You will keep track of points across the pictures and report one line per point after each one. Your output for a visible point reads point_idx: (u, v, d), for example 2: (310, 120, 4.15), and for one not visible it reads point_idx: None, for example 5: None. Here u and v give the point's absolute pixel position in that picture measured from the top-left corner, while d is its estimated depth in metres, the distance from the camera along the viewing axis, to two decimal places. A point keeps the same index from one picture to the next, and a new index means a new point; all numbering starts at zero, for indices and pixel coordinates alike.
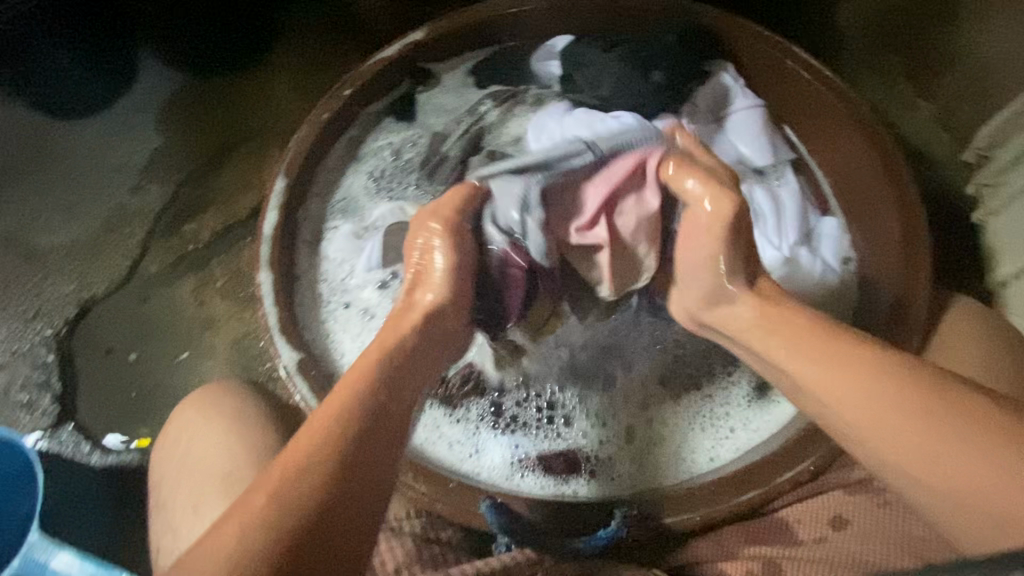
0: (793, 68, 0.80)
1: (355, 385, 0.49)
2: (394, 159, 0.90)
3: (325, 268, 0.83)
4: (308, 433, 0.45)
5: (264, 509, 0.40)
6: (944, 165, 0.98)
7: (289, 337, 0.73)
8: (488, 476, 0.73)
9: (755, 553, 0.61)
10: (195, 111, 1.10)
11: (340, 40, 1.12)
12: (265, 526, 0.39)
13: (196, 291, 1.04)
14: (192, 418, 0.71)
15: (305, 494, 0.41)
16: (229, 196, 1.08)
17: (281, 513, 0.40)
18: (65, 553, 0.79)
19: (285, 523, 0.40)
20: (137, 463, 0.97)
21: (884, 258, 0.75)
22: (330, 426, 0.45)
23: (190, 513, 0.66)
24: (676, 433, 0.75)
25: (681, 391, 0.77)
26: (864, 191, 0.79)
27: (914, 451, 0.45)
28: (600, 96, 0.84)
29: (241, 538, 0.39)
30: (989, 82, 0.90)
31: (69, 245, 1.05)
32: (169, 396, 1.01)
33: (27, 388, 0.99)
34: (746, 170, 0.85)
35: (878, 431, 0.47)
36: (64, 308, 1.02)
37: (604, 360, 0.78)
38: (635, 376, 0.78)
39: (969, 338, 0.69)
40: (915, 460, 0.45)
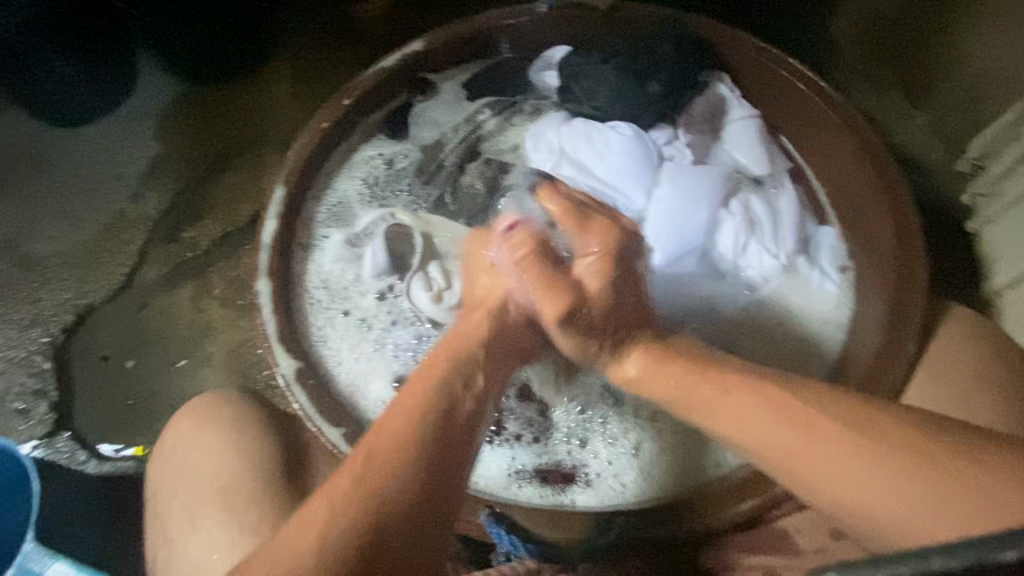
0: (788, 80, 0.82)
1: (411, 414, 0.51)
2: (386, 168, 0.88)
3: (320, 275, 0.82)
4: (391, 431, 0.50)
5: (344, 500, 0.45)
6: (937, 173, 0.99)
7: (287, 346, 0.72)
8: (487, 486, 0.72)
9: (755, 563, 0.61)
10: (192, 120, 1.11)
11: (339, 50, 1.13)
12: (346, 517, 0.44)
13: (194, 299, 1.04)
14: (189, 429, 0.71)
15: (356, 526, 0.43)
16: (227, 203, 1.08)
17: (361, 505, 0.44)
18: (59, 564, 0.78)
19: (364, 517, 0.44)
20: (134, 472, 0.96)
21: (879, 267, 0.76)
22: (409, 425, 0.50)
23: (188, 523, 0.66)
24: (679, 441, 0.74)
25: None
26: (859, 200, 0.79)
27: (845, 472, 0.46)
28: (597, 107, 0.85)
29: (325, 528, 0.43)
30: (981, 93, 0.91)
31: (66, 253, 1.05)
32: (166, 404, 1.00)
33: (23, 395, 0.99)
34: (744, 178, 0.85)
35: (826, 459, 0.47)
36: (61, 316, 1.02)
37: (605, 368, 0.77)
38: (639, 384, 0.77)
39: (965, 348, 0.69)
40: (841, 481, 0.46)
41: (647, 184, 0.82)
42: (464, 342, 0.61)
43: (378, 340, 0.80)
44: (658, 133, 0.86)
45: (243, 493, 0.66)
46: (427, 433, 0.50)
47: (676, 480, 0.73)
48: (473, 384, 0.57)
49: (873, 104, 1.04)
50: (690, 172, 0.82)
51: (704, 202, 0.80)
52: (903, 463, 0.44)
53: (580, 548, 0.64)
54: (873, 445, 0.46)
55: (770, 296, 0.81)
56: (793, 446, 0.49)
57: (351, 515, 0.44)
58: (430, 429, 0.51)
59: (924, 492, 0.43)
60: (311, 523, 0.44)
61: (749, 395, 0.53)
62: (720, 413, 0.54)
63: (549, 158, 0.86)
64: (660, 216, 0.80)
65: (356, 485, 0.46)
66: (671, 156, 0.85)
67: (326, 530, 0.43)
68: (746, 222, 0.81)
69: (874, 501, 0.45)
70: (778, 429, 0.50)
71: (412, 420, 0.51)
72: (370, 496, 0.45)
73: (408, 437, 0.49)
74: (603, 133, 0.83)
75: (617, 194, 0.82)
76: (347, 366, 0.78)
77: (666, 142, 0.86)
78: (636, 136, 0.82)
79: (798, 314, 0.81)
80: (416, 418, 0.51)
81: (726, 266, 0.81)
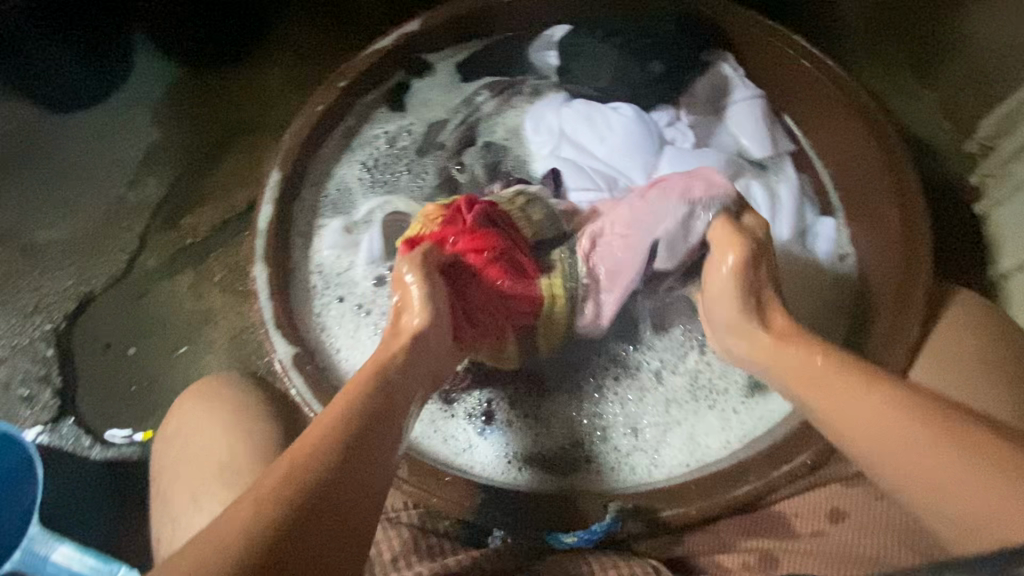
0: (794, 57, 0.79)
1: (357, 396, 0.49)
2: (388, 148, 0.87)
3: (317, 260, 0.82)
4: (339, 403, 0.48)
5: (265, 501, 0.39)
6: (945, 154, 0.97)
7: (284, 332, 0.72)
8: (477, 469, 0.72)
9: (751, 545, 0.61)
10: (189, 100, 1.10)
11: (336, 32, 1.11)
12: (262, 523, 0.37)
13: (194, 285, 1.04)
14: (191, 411, 0.72)
15: (277, 506, 0.38)
16: (225, 191, 1.07)
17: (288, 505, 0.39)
18: (65, 547, 0.79)
19: (280, 517, 0.38)
20: (137, 457, 0.97)
21: (884, 249, 0.74)
22: (366, 385, 0.50)
23: (188, 506, 0.66)
24: (690, 420, 0.74)
25: (695, 387, 0.76)
26: (863, 181, 0.78)
27: (895, 450, 0.45)
28: (598, 88, 0.83)
29: (245, 532, 0.37)
30: (990, 71, 0.89)
31: (67, 241, 1.05)
32: (168, 390, 1.01)
33: (27, 382, 0.99)
34: (744, 161, 0.83)
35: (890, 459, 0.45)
36: (63, 303, 1.02)
37: (627, 356, 0.78)
38: (659, 372, 0.77)
39: (968, 333, 0.68)
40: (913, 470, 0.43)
41: (647, 166, 0.81)
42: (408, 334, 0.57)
43: (375, 323, 0.79)
44: (658, 114, 0.84)
45: (242, 476, 0.66)
46: (347, 429, 0.45)
47: (687, 458, 0.72)
48: None
49: (879, 84, 1.02)
50: (688, 156, 0.80)
51: None
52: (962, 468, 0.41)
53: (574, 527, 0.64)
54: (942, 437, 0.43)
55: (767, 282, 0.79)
56: (859, 418, 0.48)
57: (259, 510, 0.38)
58: (349, 429, 0.45)
59: (980, 495, 0.40)
60: (249, 502, 0.39)
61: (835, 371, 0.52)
62: (803, 384, 0.53)
63: (548, 141, 0.85)
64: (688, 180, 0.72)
65: (311, 455, 0.42)
66: (673, 138, 0.84)
67: (281, 489, 0.39)
68: None
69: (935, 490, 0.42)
70: (852, 410, 0.48)
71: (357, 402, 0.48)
72: (294, 497, 0.39)
73: (329, 437, 0.44)
74: (603, 114, 0.82)
75: (614, 175, 0.81)
76: (345, 351, 0.78)
77: (668, 123, 0.84)
78: (637, 117, 0.81)
79: (795, 297, 0.79)
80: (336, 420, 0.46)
81: None
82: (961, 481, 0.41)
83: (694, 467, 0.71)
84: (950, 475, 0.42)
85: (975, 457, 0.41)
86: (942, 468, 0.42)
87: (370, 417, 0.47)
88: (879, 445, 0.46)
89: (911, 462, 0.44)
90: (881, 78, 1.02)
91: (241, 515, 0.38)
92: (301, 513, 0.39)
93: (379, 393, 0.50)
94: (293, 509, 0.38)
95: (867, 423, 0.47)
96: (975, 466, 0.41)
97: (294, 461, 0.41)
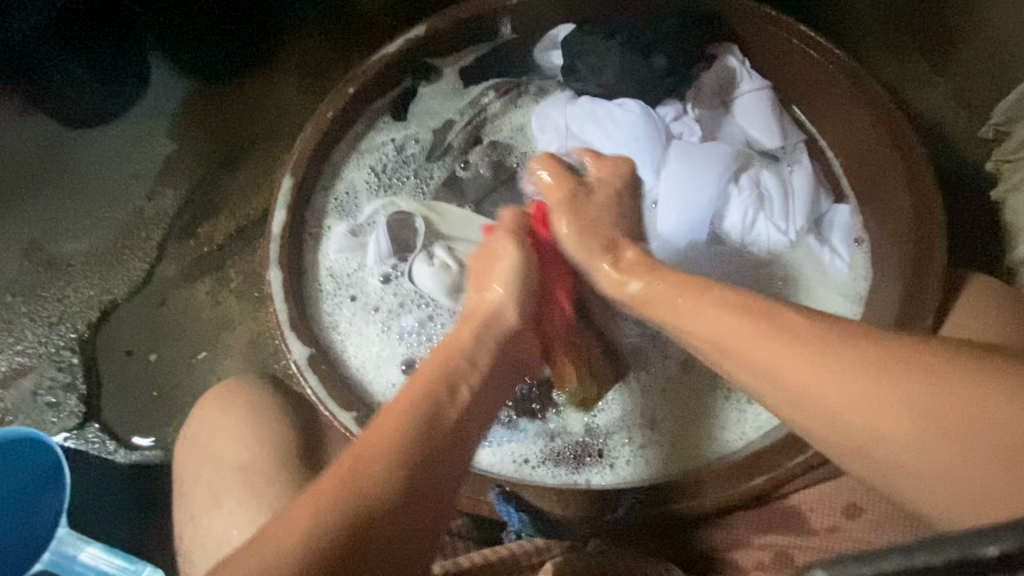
0: (800, 46, 0.79)
1: (422, 392, 0.52)
2: (396, 154, 0.88)
3: (326, 264, 0.83)
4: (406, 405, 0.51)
5: (325, 509, 0.42)
6: (960, 139, 0.96)
7: (299, 334, 0.74)
8: (492, 467, 0.73)
9: (766, 542, 0.61)
10: (203, 111, 1.13)
11: (345, 40, 1.13)
12: (327, 537, 0.41)
13: (212, 292, 1.06)
14: (212, 413, 0.73)
15: (337, 515, 0.42)
16: (239, 199, 1.09)
17: (343, 526, 0.42)
18: (93, 547, 0.81)
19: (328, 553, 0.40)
20: (160, 461, 0.99)
21: (897, 238, 0.73)
22: (427, 387, 0.53)
23: (209, 506, 0.67)
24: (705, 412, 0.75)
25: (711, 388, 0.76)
26: (878, 170, 0.76)
27: (880, 435, 0.45)
28: (603, 85, 0.84)
29: (311, 553, 0.40)
30: (1006, 53, 0.88)
31: (89, 252, 1.08)
32: (189, 394, 1.03)
33: (54, 389, 1.02)
34: (754, 152, 0.83)
35: (883, 451, 0.45)
36: (87, 312, 1.05)
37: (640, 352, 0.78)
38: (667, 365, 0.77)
39: (993, 323, 0.67)
40: (908, 451, 0.44)
41: (656, 162, 0.81)
42: (456, 346, 0.59)
43: (386, 323, 0.81)
44: (666, 108, 0.85)
45: (261, 474, 0.67)
46: (407, 464, 0.46)
47: (703, 450, 0.73)
48: (460, 392, 0.54)
49: (891, 71, 1.00)
50: (698, 149, 0.80)
51: (710, 182, 0.79)
52: (960, 444, 0.42)
53: (588, 525, 0.65)
54: (923, 414, 0.44)
55: (779, 273, 0.80)
56: (836, 415, 0.47)
57: (311, 538, 0.41)
58: (421, 440, 0.48)
59: (973, 465, 0.42)
60: (296, 518, 0.42)
61: (785, 349, 0.50)
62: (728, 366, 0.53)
63: (555, 139, 0.86)
64: (688, 213, 0.79)
65: (375, 466, 0.45)
66: (680, 133, 0.84)
67: (329, 508, 0.42)
68: (755, 197, 0.80)
69: (938, 480, 0.43)
70: (829, 403, 0.47)
71: (419, 409, 0.51)
72: (358, 511, 0.43)
73: (386, 465, 0.46)
74: (609, 110, 0.82)
75: None
76: (357, 350, 0.79)
77: (674, 118, 0.84)
78: (642, 112, 0.81)
79: (807, 289, 0.79)
80: (397, 440, 0.48)
81: (734, 242, 0.81)
82: (946, 456, 0.42)
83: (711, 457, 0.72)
84: (944, 448, 0.43)
85: (955, 417, 0.43)
86: (941, 450, 0.43)
87: (446, 425, 0.51)
88: (873, 445, 0.45)
89: (905, 454, 0.44)
90: (893, 65, 1.00)
91: (296, 529, 0.41)
92: (351, 545, 0.41)
93: (437, 400, 0.52)
94: (354, 528, 0.42)
95: (841, 420, 0.47)
96: (968, 435, 0.42)
97: (343, 512, 0.43)
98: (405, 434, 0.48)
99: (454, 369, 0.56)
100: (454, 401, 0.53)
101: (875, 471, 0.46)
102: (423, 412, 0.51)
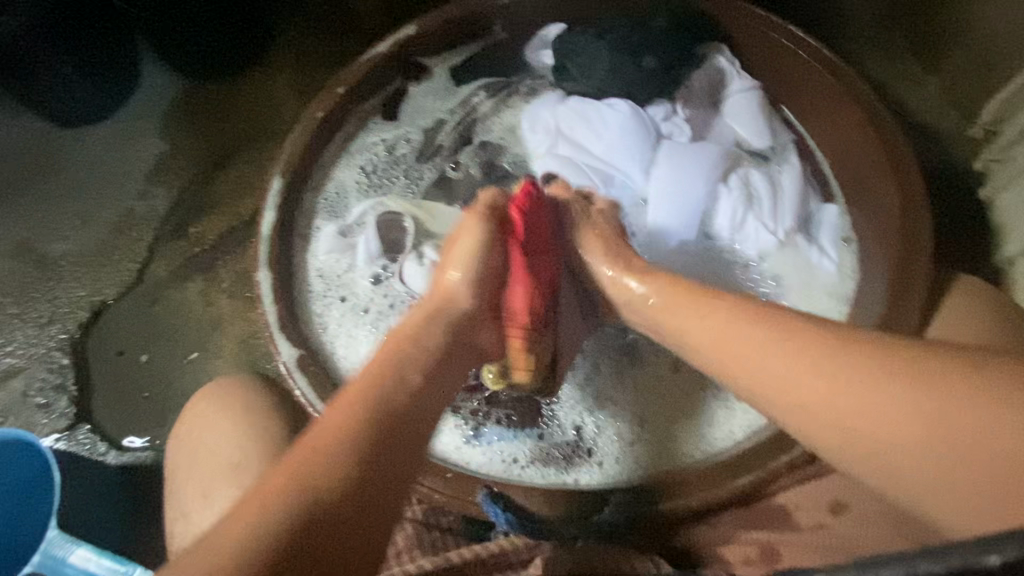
0: (789, 47, 0.79)
1: (372, 386, 0.52)
2: (386, 154, 0.88)
3: (315, 264, 0.83)
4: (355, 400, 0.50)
5: (272, 505, 0.43)
6: (948, 139, 0.96)
7: (288, 335, 0.73)
8: (480, 467, 0.73)
9: (753, 538, 0.61)
10: (194, 111, 1.12)
11: (336, 39, 1.13)
12: (274, 530, 0.41)
13: (203, 292, 1.06)
14: (201, 414, 0.73)
15: (284, 510, 0.42)
16: (230, 198, 1.09)
17: (291, 523, 0.42)
18: (83, 549, 0.81)
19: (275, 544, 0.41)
20: (151, 461, 0.99)
21: (884, 238, 0.74)
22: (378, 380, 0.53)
23: (199, 507, 0.67)
24: (695, 413, 0.75)
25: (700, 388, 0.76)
26: (865, 170, 0.77)
27: (886, 442, 0.45)
28: (593, 86, 0.84)
29: (258, 545, 0.41)
30: (993, 54, 0.88)
31: (79, 252, 1.07)
32: (180, 395, 1.03)
33: (44, 391, 1.02)
34: (744, 152, 0.84)
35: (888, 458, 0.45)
36: (77, 313, 1.05)
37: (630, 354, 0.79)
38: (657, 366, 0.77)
39: (980, 323, 0.67)
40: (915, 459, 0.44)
41: (645, 162, 0.81)
42: (411, 334, 0.58)
43: (375, 323, 0.81)
44: (656, 108, 0.84)
45: (250, 475, 0.67)
46: (360, 454, 0.47)
47: (694, 450, 0.73)
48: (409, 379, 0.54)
49: (881, 71, 1.01)
50: (688, 149, 0.80)
51: (698, 181, 0.79)
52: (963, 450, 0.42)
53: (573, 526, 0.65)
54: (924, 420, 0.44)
55: (768, 273, 0.80)
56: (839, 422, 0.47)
57: (260, 532, 0.41)
58: (371, 435, 0.48)
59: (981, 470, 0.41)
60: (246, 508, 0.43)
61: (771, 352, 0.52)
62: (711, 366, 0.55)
63: (545, 140, 0.86)
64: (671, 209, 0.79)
65: (323, 462, 0.45)
66: (670, 133, 0.84)
67: (276, 505, 0.42)
68: (744, 197, 0.80)
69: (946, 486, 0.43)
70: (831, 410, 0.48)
71: (369, 402, 0.50)
72: (306, 506, 0.43)
73: (335, 461, 0.46)
74: (599, 111, 0.83)
75: (614, 171, 0.82)
76: (347, 351, 0.79)
77: (664, 118, 0.85)
78: (632, 112, 0.82)
79: (795, 289, 0.80)
80: (345, 434, 0.47)
81: (723, 242, 0.81)
82: (953, 460, 0.42)
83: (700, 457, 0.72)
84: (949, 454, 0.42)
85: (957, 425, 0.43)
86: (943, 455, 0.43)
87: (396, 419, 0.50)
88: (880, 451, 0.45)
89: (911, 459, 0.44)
90: (882, 65, 1.01)
91: (245, 523, 0.42)
92: (300, 535, 0.42)
93: (386, 392, 0.52)
94: (300, 522, 0.42)
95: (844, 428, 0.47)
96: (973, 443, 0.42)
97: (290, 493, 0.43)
98: (361, 421, 0.49)
99: (406, 359, 0.55)
100: (404, 395, 0.52)
101: (882, 477, 0.46)
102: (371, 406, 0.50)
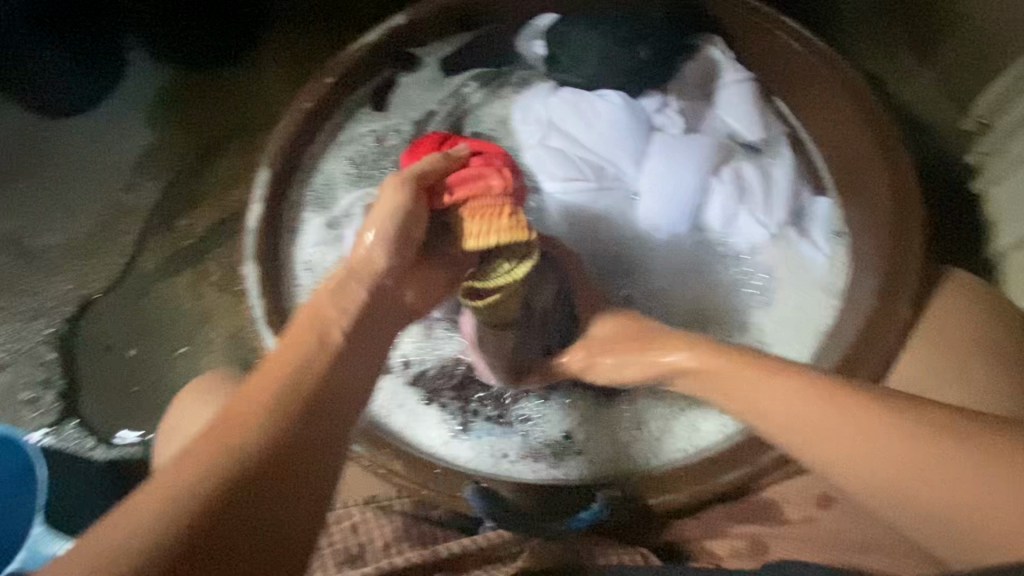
0: (784, 39, 0.78)
1: (289, 355, 0.44)
2: (375, 145, 0.87)
3: (303, 258, 0.82)
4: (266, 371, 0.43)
5: (172, 485, 0.35)
6: (942, 132, 0.96)
7: (275, 329, 0.73)
8: (469, 462, 0.73)
9: (742, 532, 0.61)
10: (179, 101, 1.10)
11: (326, 28, 1.11)
12: (175, 513, 0.34)
13: (191, 286, 1.05)
14: (186, 409, 0.72)
15: (188, 489, 0.35)
16: (217, 190, 1.07)
17: (198, 503, 0.35)
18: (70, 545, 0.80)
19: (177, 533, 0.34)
20: (140, 457, 0.98)
21: (876, 231, 0.73)
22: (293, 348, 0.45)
23: None
24: (687, 408, 0.75)
25: None
26: (858, 163, 0.77)
27: (882, 463, 0.43)
28: (585, 76, 0.83)
29: (160, 531, 0.34)
30: (988, 46, 0.87)
31: (64, 245, 1.06)
32: (168, 389, 1.02)
33: (30, 385, 1.00)
34: (737, 145, 0.83)
35: (885, 479, 0.43)
36: (63, 307, 1.03)
37: None
38: None
39: (967, 318, 0.67)
40: (914, 480, 0.42)
41: (637, 154, 0.80)
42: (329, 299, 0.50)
43: None
44: (648, 101, 0.83)
45: None
46: (277, 426, 0.39)
47: (684, 444, 0.73)
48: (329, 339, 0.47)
49: (877, 62, 1.00)
50: (681, 142, 0.80)
51: (689, 174, 0.78)
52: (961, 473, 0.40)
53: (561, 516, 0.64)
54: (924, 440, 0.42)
55: (759, 267, 0.81)
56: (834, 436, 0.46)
57: (161, 515, 0.34)
58: (288, 406, 0.41)
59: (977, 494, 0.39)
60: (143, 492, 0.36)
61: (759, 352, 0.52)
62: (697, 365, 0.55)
63: (536, 131, 0.85)
64: (656, 199, 0.79)
65: (228, 436, 0.38)
66: (662, 125, 0.83)
67: (178, 483, 0.35)
68: (736, 190, 0.79)
69: (943, 508, 0.40)
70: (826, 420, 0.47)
71: (287, 371, 0.43)
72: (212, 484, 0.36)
73: (247, 433, 0.38)
74: (591, 103, 0.81)
75: (606, 162, 0.81)
76: None
77: (657, 110, 0.83)
78: (625, 104, 0.81)
79: (786, 282, 0.80)
80: (260, 403, 0.40)
81: (715, 235, 0.81)
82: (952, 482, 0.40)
83: (691, 453, 0.72)
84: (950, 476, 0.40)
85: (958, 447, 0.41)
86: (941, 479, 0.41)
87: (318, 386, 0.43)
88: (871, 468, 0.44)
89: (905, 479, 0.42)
90: (878, 56, 1.00)
91: (137, 507, 0.35)
92: (211, 516, 0.35)
93: (306, 357, 0.45)
94: (208, 500, 0.35)
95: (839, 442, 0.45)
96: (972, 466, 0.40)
97: (191, 483, 0.35)
98: (275, 396, 0.41)
99: (322, 326, 0.47)
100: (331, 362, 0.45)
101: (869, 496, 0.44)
102: (284, 372, 0.43)
